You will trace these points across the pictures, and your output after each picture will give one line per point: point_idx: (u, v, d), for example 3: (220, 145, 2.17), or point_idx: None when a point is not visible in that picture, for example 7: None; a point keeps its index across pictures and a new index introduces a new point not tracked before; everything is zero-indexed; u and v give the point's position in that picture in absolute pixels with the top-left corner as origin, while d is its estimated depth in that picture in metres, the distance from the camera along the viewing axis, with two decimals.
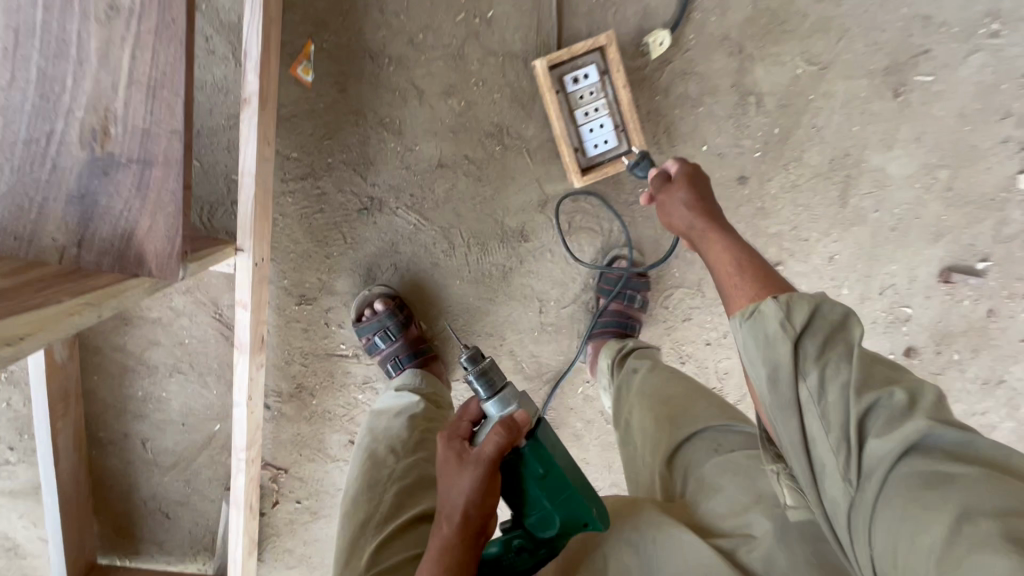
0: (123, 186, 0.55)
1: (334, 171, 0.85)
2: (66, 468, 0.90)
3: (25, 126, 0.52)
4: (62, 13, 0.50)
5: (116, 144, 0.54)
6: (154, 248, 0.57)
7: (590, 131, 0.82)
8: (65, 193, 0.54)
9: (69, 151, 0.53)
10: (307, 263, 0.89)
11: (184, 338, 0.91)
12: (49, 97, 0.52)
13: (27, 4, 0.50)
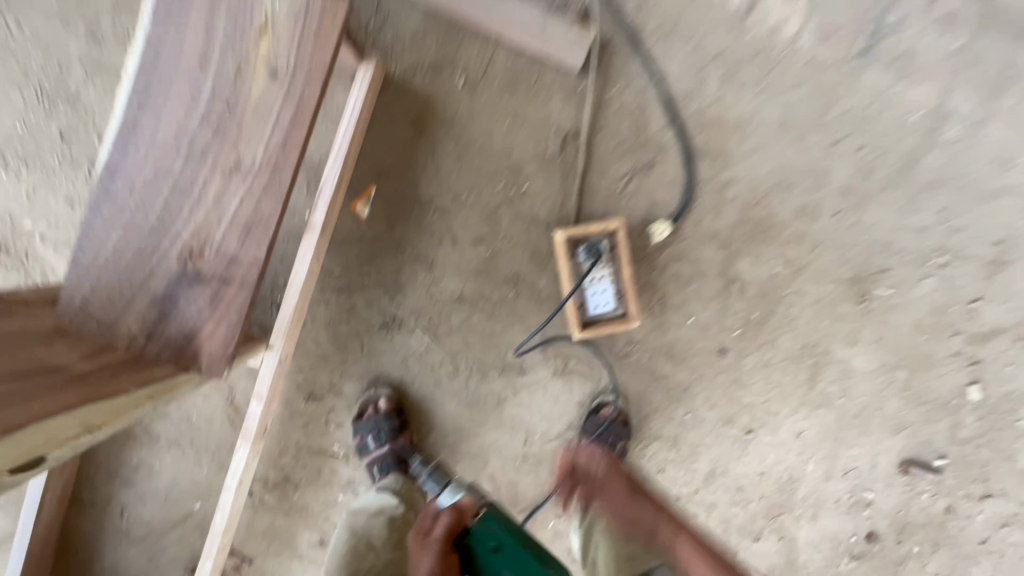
0: (200, 297, 0.65)
1: (367, 290, 0.97)
2: (42, 526, 0.92)
3: (137, 240, 0.65)
4: (195, 163, 0.65)
5: (205, 263, 0.65)
6: (210, 349, 0.66)
7: (593, 293, 0.95)
8: (149, 296, 0.65)
9: (165, 264, 0.65)
10: (323, 364, 0.99)
11: (192, 415, 0.98)
12: (164, 221, 0.65)
13: (171, 154, 0.64)
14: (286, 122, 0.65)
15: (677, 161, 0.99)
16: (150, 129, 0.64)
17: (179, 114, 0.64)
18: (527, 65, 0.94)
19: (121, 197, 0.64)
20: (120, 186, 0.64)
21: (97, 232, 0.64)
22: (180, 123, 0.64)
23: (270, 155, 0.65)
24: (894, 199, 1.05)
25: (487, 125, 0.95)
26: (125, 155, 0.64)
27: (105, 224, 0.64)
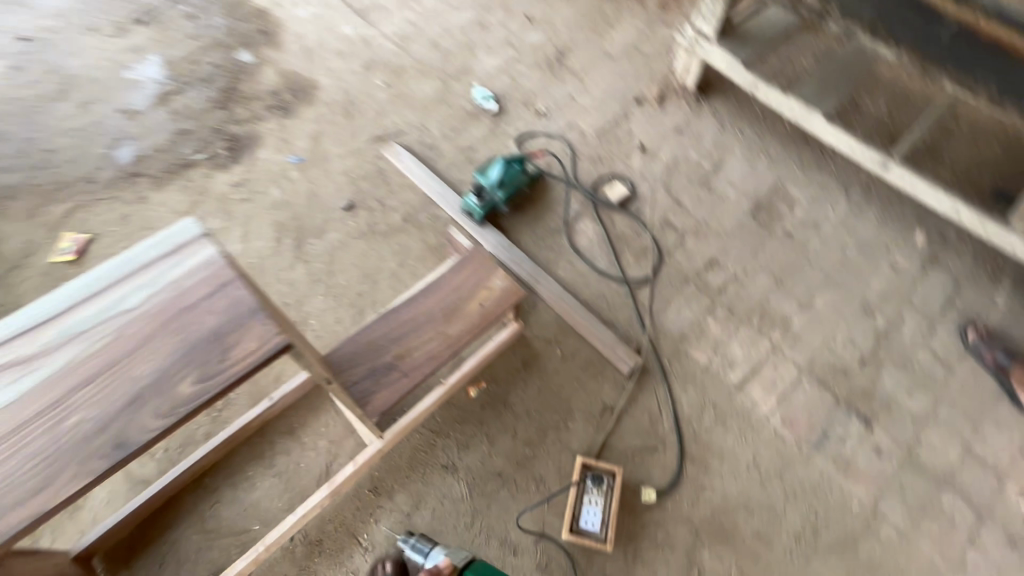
0: (390, 376, 1.28)
1: (448, 439, 1.47)
2: (178, 480, 1.35)
3: (383, 339, 1.32)
4: (427, 322, 1.35)
5: (402, 363, 1.30)
6: (378, 402, 1.24)
7: (587, 511, 1.36)
8: (371, 365, 1.29)
9: (386, 355, 1.30)
10: (394, 472, 1.43)
11: (302, 462, 1.43)
12: (399, 337, 1.33)
13: (420, 314, 1.36)
14: (473, 325, 1.36)
15: (673, 456, 1.47)
16: (418, 300, 1.38)
17: (433, 301, 1.38)
18: (601, 362, 1.60)
19: (388, 319, 1.35)
20: (392, 315, 1.36)
21: (370, 327, 1.33)
22: (431, 304, 1.38)
23: (458, 334, 1.34)
24: (833, 563, 1.36)
25: (563, 381, 1.57)
26: (402, 305, 1.37)
27: (376, 326, 1.33)
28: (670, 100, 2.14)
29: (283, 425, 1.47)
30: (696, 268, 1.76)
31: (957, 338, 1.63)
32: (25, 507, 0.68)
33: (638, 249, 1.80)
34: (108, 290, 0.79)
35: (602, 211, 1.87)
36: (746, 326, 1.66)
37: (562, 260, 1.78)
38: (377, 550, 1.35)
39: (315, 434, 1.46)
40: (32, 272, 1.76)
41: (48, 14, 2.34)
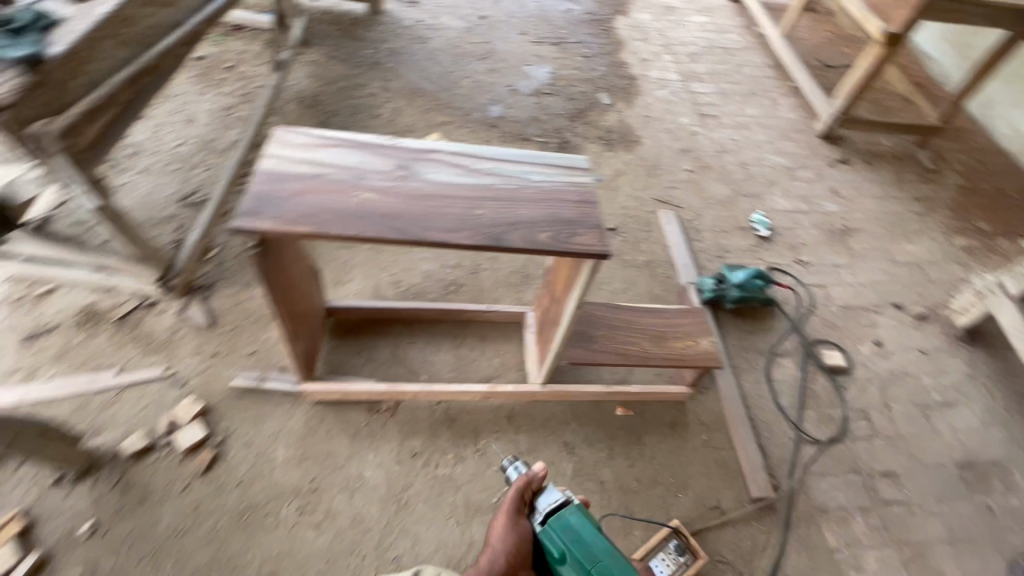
0: (598, 344, 1.55)
1: (580, 428, 1.67)
2: (405, 311, 1.75)
3: (606, 319, 1.61)
4: (642, 330, 1.60)
5: (610, 342, 1.56)
6: (580, 353, 1.51)
7: (659, 562, 1.41)
8: (589, 327, 1.57)
9: (602, 330, 1.58)
10: (529, 418, 1.66)
11: (476, 362, 1.75)
12: (617, 325, 1.60)
13: (641, 322, 1.62)
14: (675, 356, 1.57)
15: None
16: (645, 314, 1.65)
17: (655, 321, 1.63)
18: (735, 472, 1.66)
19: (617, 310, 1.64)
20: (621, 310, 1.64)
21: (602, 307, 1.63)
22: (652, 322, 1.63)
23: (661, 354, 1.57)
24: None
25: (694, 461, 1.66)
26: (631, 309, 1.65)
27: (607, 309, 1.63)
28: (931, 325, 2.14)
29: (480, 330, 1.83)
30: (872, 468, 1.72)
31: None
32: (440, 236, 1.04)
33: (825, 415, 1.82)
34: (513, 159, 1.23)
35: (809, 363, 1.95)
36: (894, 550, 1.57)
37: (751, 374, 1.89)
38: (484, 459, 1.57)
39: (496, 352, 1.79)
40: None
41: (504, 12, 3.27)
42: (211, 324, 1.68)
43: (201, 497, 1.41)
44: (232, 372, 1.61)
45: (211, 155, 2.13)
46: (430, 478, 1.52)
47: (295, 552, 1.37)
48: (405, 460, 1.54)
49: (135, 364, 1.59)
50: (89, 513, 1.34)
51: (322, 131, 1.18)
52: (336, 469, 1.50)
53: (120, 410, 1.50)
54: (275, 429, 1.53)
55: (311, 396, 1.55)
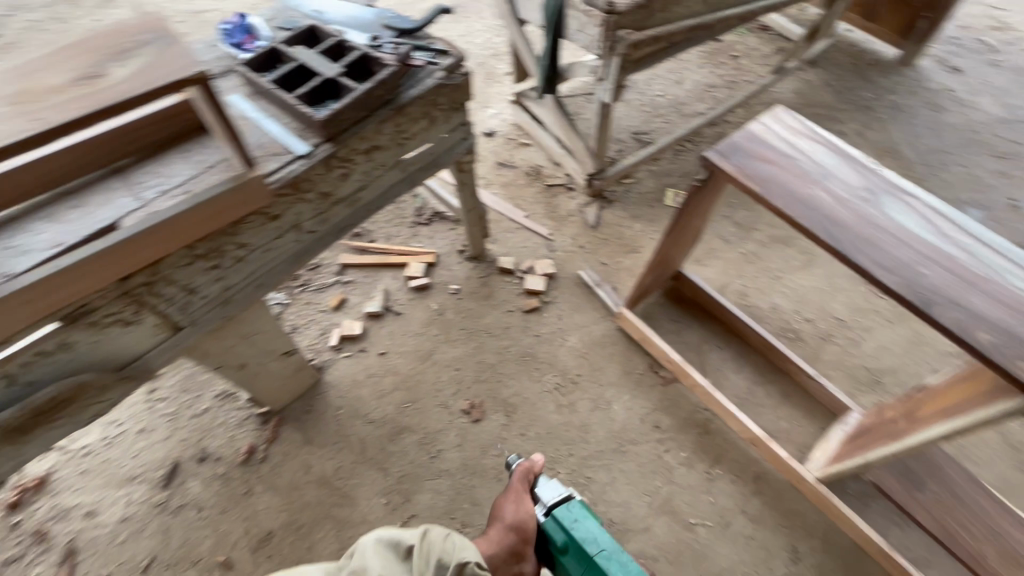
0: (917, 496, 1.32)
1: (820, 551, 1.42)
2: (736, 320, 1.74)
3: (956, 487, 1.31)
4: (993, 534, 1.24)
5: (935, 507, 1.30)
6: (887, 483, 1.35)
7: None
8: (923, 475, 1.34)
9: (938, 492, 1.32)
10: (775, 493, 1.49)
11: (763, 409, 1.64)
12: (961, 501, 1.30)
13: (1000, 527, 1.24)
14: None
15: None
16: (1017, 526, 1.24)
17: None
18: None
19: (983, 494, 1.28)
20: (989, 498, 1.28)
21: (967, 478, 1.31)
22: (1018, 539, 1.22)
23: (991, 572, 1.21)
24: None
25: None
26: (1004, 508, 1.26)
27: (969, 482, 1.30)
28: None
29: (789, 387, 1.67)
30: None
31: None
32: (864, 264, 1.00)
33: None
34: (1004, 253, 1.03)
35: None
36: None
37: None
38: (710, 486, 1.50)
39: (789, 418, 1.62)
40: None
41: None
42: (593, 225, 2.02)
43: (512, 324, 1.78)
44: (584, 265, 1.91)
45: (676, 112, 2.43)
46: (656, 455, 1.54)
47: (535, 409, 1.62)
48: (648, 425, 1.59)
49: (537, 217, 2.05)
50: (459, 281, 1.86)
51: (816, 127, 1.23)
52: (598, 384, 1.66)
53: (510, 237, 1.98)
54: (581, 323, 1.78)
55: (621, 321, 1.73)
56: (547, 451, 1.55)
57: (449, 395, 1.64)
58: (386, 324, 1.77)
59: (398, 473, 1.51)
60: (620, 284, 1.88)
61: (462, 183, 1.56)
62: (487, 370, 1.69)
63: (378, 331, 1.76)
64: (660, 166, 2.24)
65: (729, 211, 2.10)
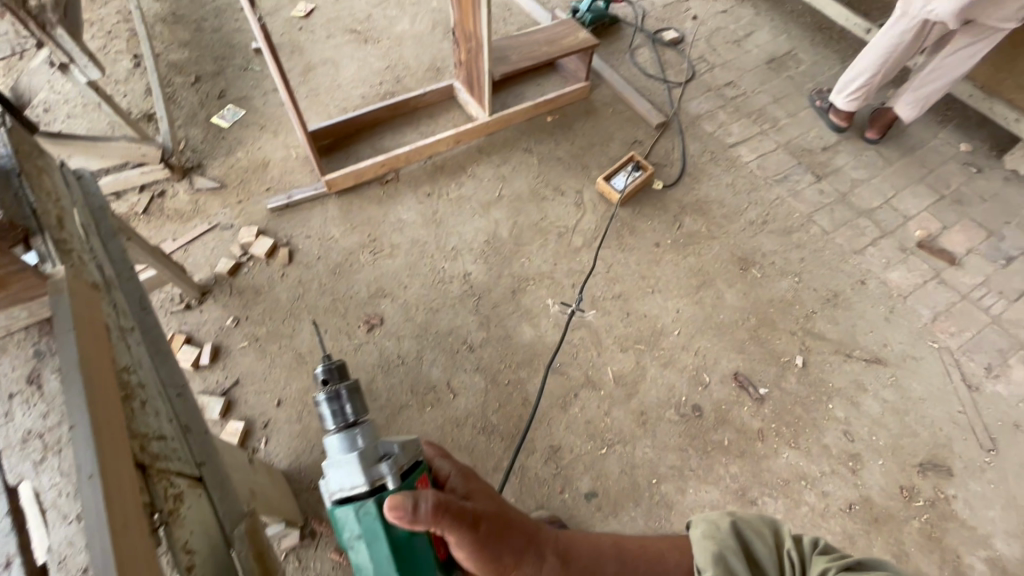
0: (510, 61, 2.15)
1: (528, 137, 2.22)
2: (366, 117, 2.15)
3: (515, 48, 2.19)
4: (539, 45, 2.18)
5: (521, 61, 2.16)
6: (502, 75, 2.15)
7: (620, 179, 2.03)
8: (502, 55, 2.16)
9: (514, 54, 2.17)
10: (490, 146, 2.18)
11: (435, 129, 2.21)
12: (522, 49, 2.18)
13: (536, 43, 2.20)
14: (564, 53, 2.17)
15: (673, 171, 2.16)
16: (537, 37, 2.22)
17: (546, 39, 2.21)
18: (636, 119, 2.32)
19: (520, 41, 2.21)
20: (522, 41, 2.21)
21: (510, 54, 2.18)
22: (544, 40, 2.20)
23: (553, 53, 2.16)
24: (772, 241, 1.99)
25: (609, 125, 2.29)
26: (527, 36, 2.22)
27: (512, 48, 2.18)
28: None
29: (425, 110, 2.26)
30: (719, 85, 2.47)
31: (894, 148, 2.27)
32: None
33: (679, 69, 2.52)
34: None
35: (658, 46, 2.61)
36: (746, 119, 2.35)
37: (624, 67, 2.53)
38: (476, 177, 2.08)
39: (446, 119, 2.25)
40: (276, 18, 2.64)
41: None
42: (220, 185, 1.99)
43: (298, 275, 1.80)
44: (261, 202, 1.96)
45: (118, 83, 2.28)
46: (447, 201, 2.01)
47: (386, 272, 1.83)
48: (425, 199, 2.01)
49: (184, 231, 1.89)
50: (226, 314, 1.72)
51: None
52: (381, 222, 1.94)
53: (196, 257, 1.83)
54: (321, 220, 1.93)
55: (335, 187, 1.95)
56: (424, 270, 1.84)
57: (349, 341, 1.70)
58: (245, 395, 1.59)
59: (407, 395, 1.62)
60: (296, 183, 2.02)
61: (147, 244, 1.40)
62: (336, 304, 1.75)
63: (251, 405, 1.58)
64: (181, 118, 2.19)
65: (262, 88, 2.30)
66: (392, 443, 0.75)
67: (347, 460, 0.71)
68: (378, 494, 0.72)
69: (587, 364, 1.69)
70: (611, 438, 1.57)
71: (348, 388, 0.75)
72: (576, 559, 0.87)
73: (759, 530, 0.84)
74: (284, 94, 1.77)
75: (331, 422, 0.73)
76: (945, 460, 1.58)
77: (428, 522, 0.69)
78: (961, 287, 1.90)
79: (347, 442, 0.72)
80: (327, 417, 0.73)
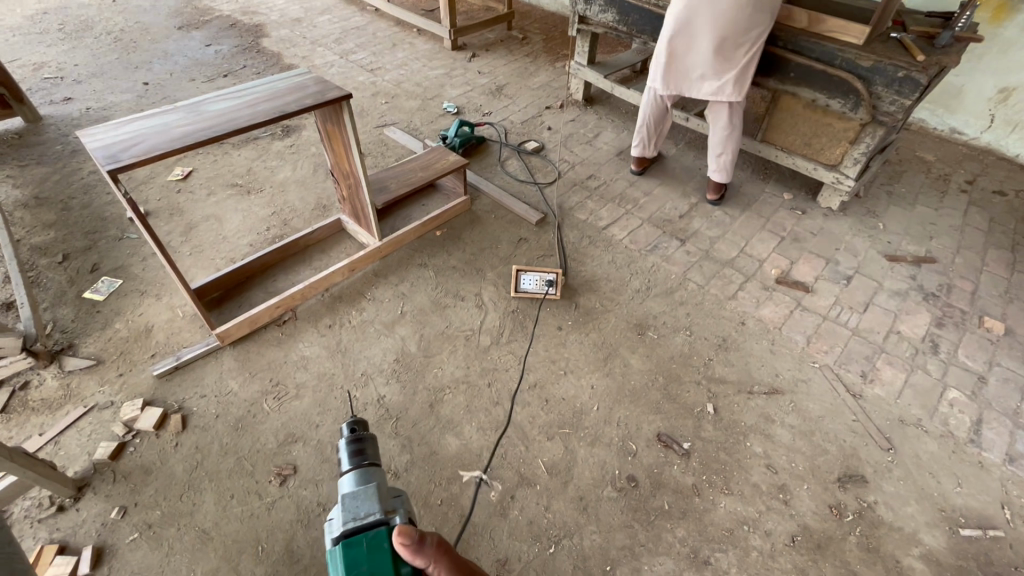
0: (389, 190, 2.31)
1: (421, 253, 2.34)
2: (256, 264, 2.16)
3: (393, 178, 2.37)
4: (414, 172, 2.38)
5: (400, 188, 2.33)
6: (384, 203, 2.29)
7: (532, 281, 2.15)
8: (382, 185, 2.32)
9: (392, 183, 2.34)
10: (386, 268, 2.26)
11: (328, 262, 2.26)
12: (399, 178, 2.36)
13: (412, 170, 2.39)
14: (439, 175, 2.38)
15: (559, 259, 2.35)
16: (411, 165, 2.42)
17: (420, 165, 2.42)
18: (517, 220, 2.53)
19: (396, 171, 2.40)
20: (398, 171, 2.40)
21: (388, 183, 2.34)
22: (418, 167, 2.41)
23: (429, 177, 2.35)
24: (660, 303, 2.19)
25: (494, 229, 2.48)
26: (402, 166, 2.42)
27: (390, 179, 2.36)
28: (568, 106, 3.34)
29: (316, 246, 2.32)
30: (582, 179, 2.81)
31: (734, 206, 2.66)
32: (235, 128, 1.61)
33: (546, 172, 2.85)
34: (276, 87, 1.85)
35: (524, 156, 2.95)
36: (611, 204, 2.67)
37: (498, 177, 2.80)
38: (376, 300, 2.12)
39: (338, 251, 2.32)
40: (153, 185, 2.66)
41: (162, 73, 3.55)
42: (97, 362, 1.85)
43: (194, 440, 1.66)
44: (146, 370, 1.83)
45: None
46: (350, 329, 2.01)
47: (294, 415, 1.74)
48: (327, 331, 1.99)
49: (54, 421, 1.70)
50: (110, 505, 1.52)
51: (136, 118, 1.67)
52: (283, 364, 1.88)
53: (69, 448, 1.63)
54: (216, 376, 1.83)
55: (228, 339, 1.89)
56: (335, 403, 1.78)
57: (260, 500, 1.55)
58: None
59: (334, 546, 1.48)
60: (184, 342, 1.92)
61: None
62: (241, 462, 1.62)
63: None
64: (48, 300, 2.06)
65: (140, 254, 2.24)
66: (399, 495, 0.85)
67: (362, 491, 0.81)
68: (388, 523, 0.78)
69: (518, 461, 1.67)
70: (557, 533, 1.52)
71: (368, 444, 0.92)
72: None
73: None
74: (160, 259, 1.73)
75: (348, 461, 0.90)
76: (857, 468, 1.70)
77: (431, 559, 0.71)
78: (821, 310, 2.18)
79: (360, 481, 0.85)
80: (348, 464, 0.90)
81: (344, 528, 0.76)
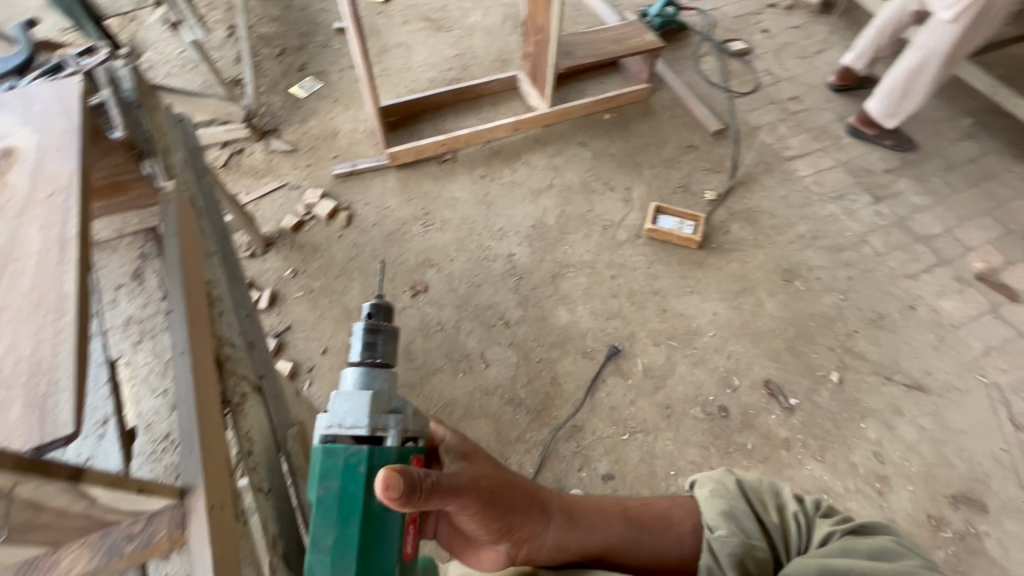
0: (573, 56, 2.20)
1: (584, 131, 2.28)
2: (432, 99, 2.26)
3: (581, 45, 2.24)
4: (603, 44, 2.22)
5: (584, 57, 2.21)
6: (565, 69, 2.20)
7: (671, 222, 1.96)
8: (568, 50, 2.22)
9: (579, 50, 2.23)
10: (545, 137, 2.24)
11: (495, 116, 2.30)
12: (587, 46, 2.23)
13: (602, 41, 2.24)
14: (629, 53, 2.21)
15: (725, 178, 2.16)
16: (603, 36, 2.26)
17: (612, 38, 2.25)
18: (693, 124, 2.33)
19: (586, 38, 2.26)
20: (587, 38, 2.26)
21: (576, 49, 2.23)
22: (610, 39, 2.25)
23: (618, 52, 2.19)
24: (821, 256, 1.97)
25: (666, 128, 2.31)
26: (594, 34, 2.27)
27: (578, 45, 2.24)
28: (798, 8, 2.81)
29: (487, 98, 2.35)
30: (783, 98, 2.45)
31: (962, 177, 2.19)
32: None
33: (743, 80, 2.51)
34: None
35: (725, 56, 2.61)
36: (806, 135, 2.33)
37: (687, 73, 2.54)
38: (530, 165, 2.15)
39: (507, 107, 2.33)
40: None
41: None
42: (293, 149, 2.15)
43: (353, 237, 1.92)
44: (327, 168, 2.09)
45: (214, 49, 2.48)
46: (500, 183, 2.09)
47: (434, 244, 1.92)
48: (479, 180, 2.09)
49: (256, 186, 2.05)
50: (286, 266, 1.85)
51: None
52: (436, 198, 2.03)
53: (264, 211, 1.98)
54: (380, 190, 2.04)
55: (396, 160, 2.06)
56: (470, 246, 1.92)
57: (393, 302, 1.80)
58: (294, 340, 1.71)
59: (443, 360, 1.70)
60: (361, 154, 2.14)
61: (228, 190, 1.52)
62: (385, 268, 1.86)
63: (298, 350, 1.69)
64: (264, 85, 2.36)
65: (339, 65, 2.44)
66: (406, 399, 0.65)
67: (360, 396, 0.62)
68: (377, 444, 0.61)
69: (618, 353, 1.73)
70: (634, 425, 1.60)
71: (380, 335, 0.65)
72: (580, 519, 0.84)
73: (765, 487, 0.86)
74: (361, 72, 1.88)
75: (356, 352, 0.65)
76: (981, 495, 1.52)
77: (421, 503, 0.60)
78: (1020, 325, 1.82)
79: (365, 379, 0.63)
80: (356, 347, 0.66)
81: (328, 430, 0.61)
